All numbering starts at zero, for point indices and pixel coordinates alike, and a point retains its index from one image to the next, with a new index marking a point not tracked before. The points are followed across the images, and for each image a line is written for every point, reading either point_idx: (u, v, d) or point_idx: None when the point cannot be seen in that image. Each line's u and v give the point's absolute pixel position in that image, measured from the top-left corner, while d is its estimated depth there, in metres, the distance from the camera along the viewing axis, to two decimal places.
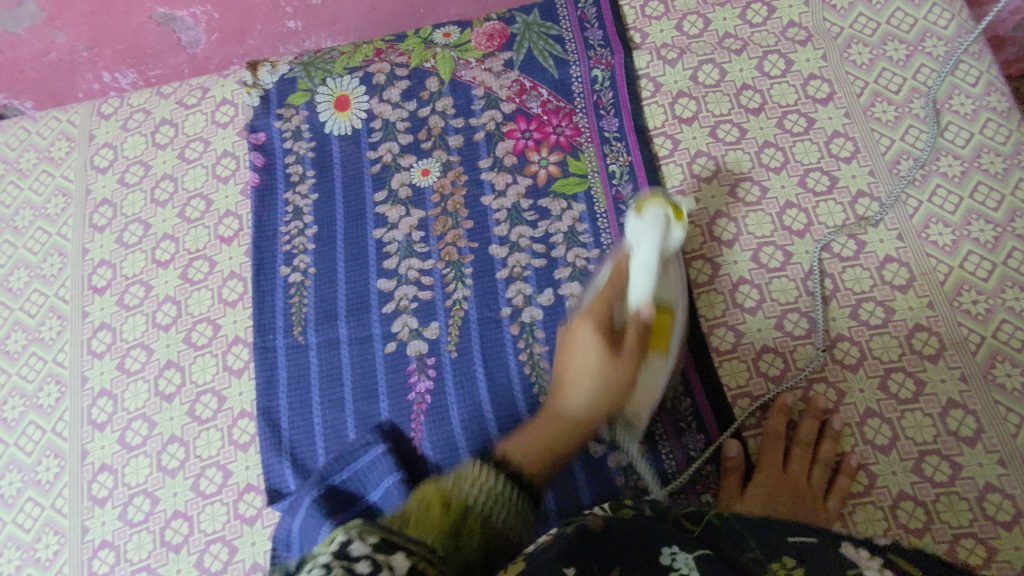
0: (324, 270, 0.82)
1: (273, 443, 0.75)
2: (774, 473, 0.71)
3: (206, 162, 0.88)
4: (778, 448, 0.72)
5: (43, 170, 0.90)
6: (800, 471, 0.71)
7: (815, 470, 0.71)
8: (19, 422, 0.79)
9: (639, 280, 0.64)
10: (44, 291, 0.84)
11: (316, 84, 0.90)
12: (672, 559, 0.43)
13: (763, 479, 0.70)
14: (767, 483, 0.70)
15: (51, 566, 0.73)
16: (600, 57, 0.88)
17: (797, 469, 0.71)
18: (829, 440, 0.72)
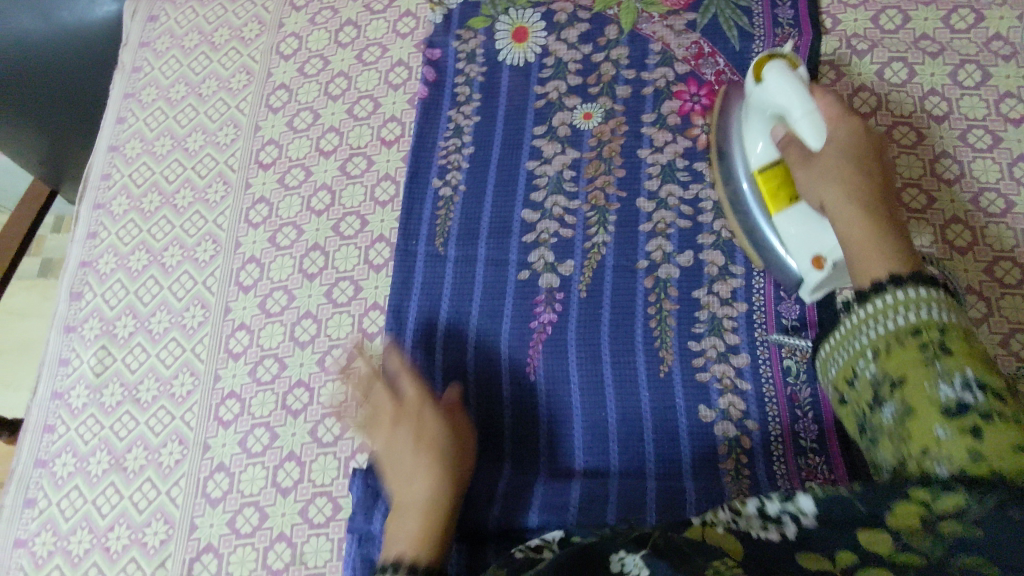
0: (473, 189, 0.85)
1: (397, 339, 0.79)
2: (841, 194, 0.63)
3: (381, 67, 0.92)
4: (839, 168, 0.64)
5: (233, 47, 0.96)
6: (843, 154, 0.65)
7: (872, 161, 0.65)
8: (176, 269, 0.86)
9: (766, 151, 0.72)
10: (216, 157, 0.90)
11: (498, 12, 0.91)
12: (621, 564, 0.47)
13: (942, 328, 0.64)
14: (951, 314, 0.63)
15: (184, 402, 0.79)
16: (786, 36, 0.85)
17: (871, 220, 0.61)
18: (834, 164, 0.64)
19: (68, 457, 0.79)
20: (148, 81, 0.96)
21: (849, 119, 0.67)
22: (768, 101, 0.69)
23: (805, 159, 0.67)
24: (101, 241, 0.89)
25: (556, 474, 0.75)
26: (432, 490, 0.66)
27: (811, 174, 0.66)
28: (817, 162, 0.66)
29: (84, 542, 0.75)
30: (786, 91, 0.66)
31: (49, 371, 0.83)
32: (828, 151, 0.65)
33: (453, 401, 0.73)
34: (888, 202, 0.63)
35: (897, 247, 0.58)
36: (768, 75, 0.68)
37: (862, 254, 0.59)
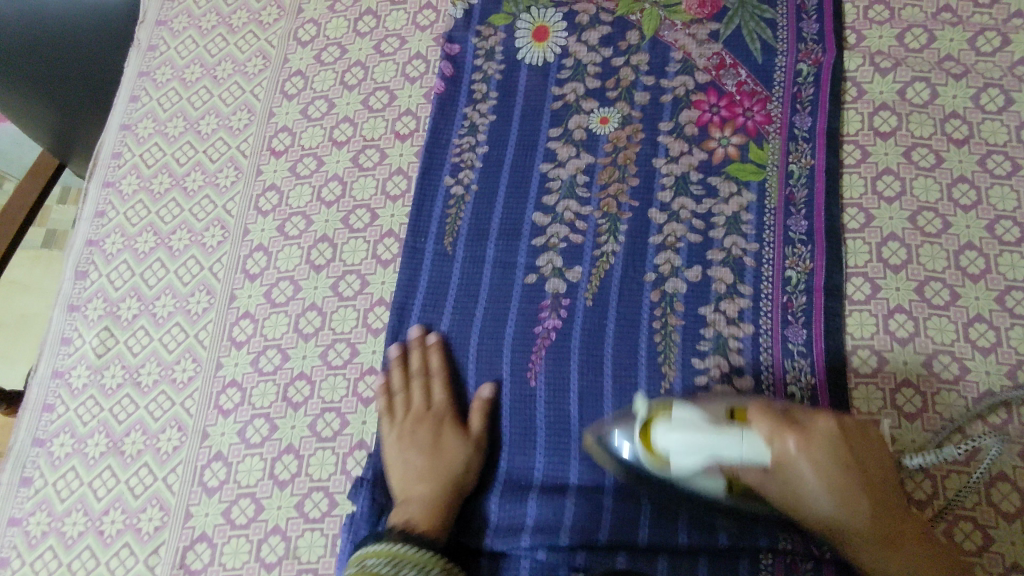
0: (485, 189, 0.84)
1: (400, 337, 0.78)
2: (830, 493, 0.60)
3: (398, 59, 0.91)
4: (817, 461, 0.59)
5: (250, 30, 0.95)
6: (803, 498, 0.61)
7: (855, 467, 0.60)
8: (182, 253, 0.85)
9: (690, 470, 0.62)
10: (228, 142, 0.90)
11: (520, 10, 0.90)
12: None
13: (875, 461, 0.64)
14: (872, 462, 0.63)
15: (185, 389, 0.79)
16: (810, 52, 0.84)
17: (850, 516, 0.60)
18: (794, 487, 0.60)
19: (66, 437, 0.78)
20: (164, 60, 0.96)
21: (795, 433, 0.60)
22: (681, 471, 0.62)
23: (784, 488, 0.61)
24: (109, 221, 0.88)
25: (550, 485, 0.73)
26: (432, 493, 0.70)
27: (779, 484, 0.61)
28: (776, 477, 0.60)
29: (78, 524, 0.75)
30: (697, 442, 0.60)
31: (50, 349, 0.83)
32: (805, 472, 0.59)
33: (480, 420, 0.75)
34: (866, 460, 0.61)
35: (871, 512, 0.60)
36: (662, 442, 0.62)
37: (847, 504, 0.60)
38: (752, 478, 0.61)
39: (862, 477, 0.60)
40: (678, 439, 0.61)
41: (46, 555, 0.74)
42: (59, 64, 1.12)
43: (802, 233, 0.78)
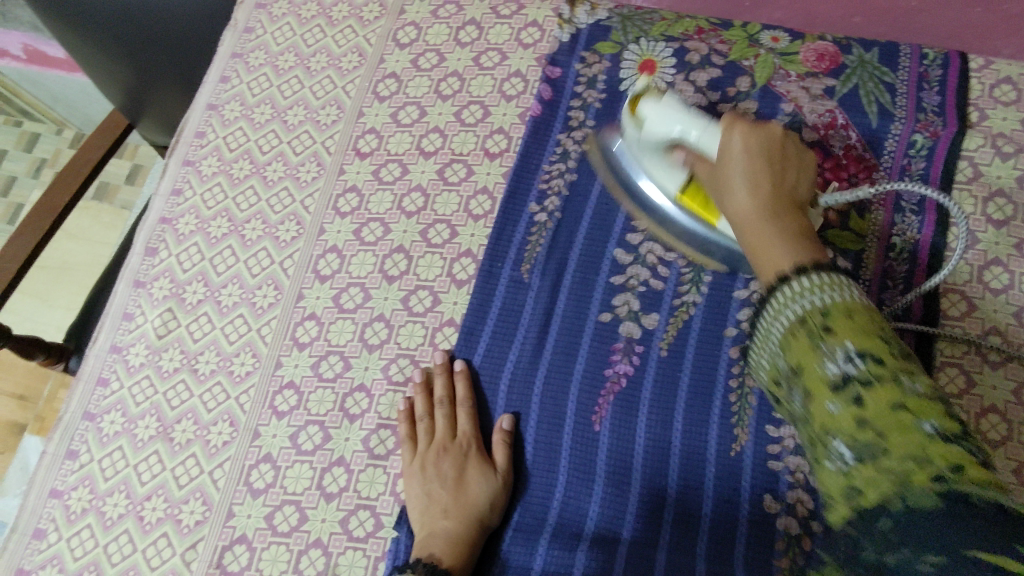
0: (570, 219, 0.81)
1: (465, 361, 0.76)
2: (751, 199, 0.59)
3: (497, 75, 0.89)
4: (750, 153, 0.61)
5: (350, 25, 0.94)
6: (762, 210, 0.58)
7: (785, 162, 0.61)
8: (255, 243, 0.84)
9: (676, 129, 0.68)
10: (314, 135, 0.89)
11: (628, 40, 0.88)
12: None
13: (789, 186, 0.60)
14: (790, 173, 0.61)
15: (241, 383, 0.77)
16: (929, 123, 0.80)
17: (764, 199, 0.59)
18: (747, 181, 0.60)
19: (117, 415, 0.78)
20: (259, 44, 0.95)
21: (738, 129, 0.63)
22: (649, 140, 0.71)
23: (719, 189, 0.64)
24: (185, 199, 0.88)
25: (602, 537, 0.69)
26: (457, 530, 0.67)
27: (722, 188, 0.63)
28: (719, 173, 0.64)
29: (119, 506, 0.74)
30: (665, 117, 0.69)
31: (112, 323, 0.82)
32: (736, 165, 0.61)
33: (503, 453, 0.71)
34: (786, 202, 0.59)
35: (803, 241, 0.54)
36: (646, 107, 0.71)
37: (753, 220, 0.58)
38: (705, 172, 0.67)
39: (782, 193, 0.60)
40: (646, 173, 0.76)
41: (83, 534, 0.73)
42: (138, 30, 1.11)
43: (897, 309, 0.74)
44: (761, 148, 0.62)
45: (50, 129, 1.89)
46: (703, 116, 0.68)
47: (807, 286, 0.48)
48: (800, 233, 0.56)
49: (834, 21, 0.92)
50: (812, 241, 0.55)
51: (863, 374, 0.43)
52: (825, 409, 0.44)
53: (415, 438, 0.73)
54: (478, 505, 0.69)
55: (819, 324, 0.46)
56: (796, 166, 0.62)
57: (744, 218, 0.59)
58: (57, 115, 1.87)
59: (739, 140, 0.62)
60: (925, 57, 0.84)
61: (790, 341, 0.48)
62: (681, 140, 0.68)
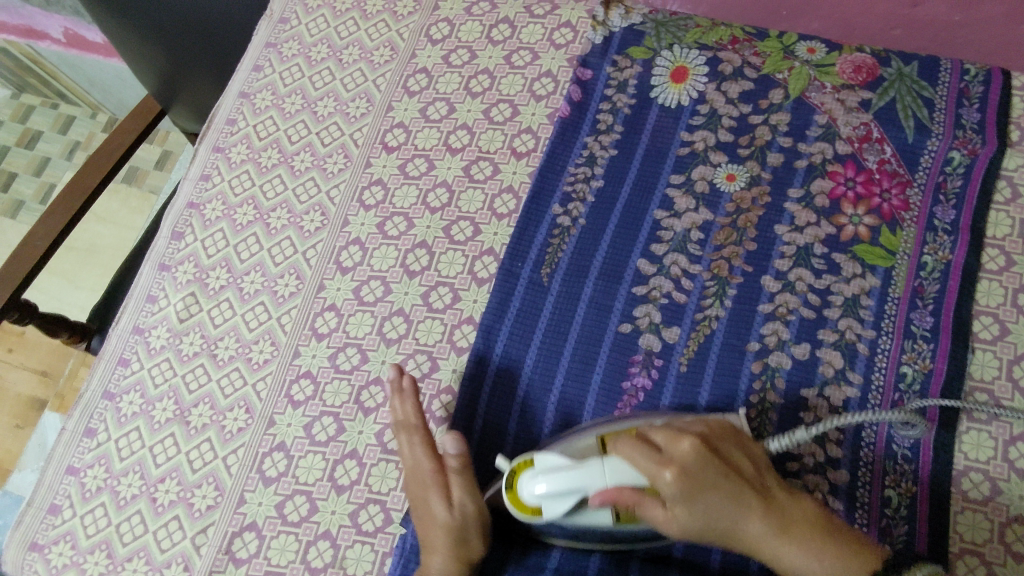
0: (593, 224, 0.80)
1: (481, 361, 0.75)
2: (695, 517, 0.58)
3: (527, 74, 0.88)
4: (688, 480, 0.57)
5: (383, 19, 0.95)
6: (708, 528, 0.58)
7: (734, 474, 0.59)
8: (279, 232, 0.84)
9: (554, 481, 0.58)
10: (342, 128, 0.89)
11: (662, 46, 0.87)
12: None
13: (741, 509, 0.58)
14: (738, 488, 0.58)
15: (259, 370, 0.78)
16: (967, 141, 0.78)
17: (749, 517, 0.58)
18: (704, 513, 0.58)
19: (136, 396, 0.78)
20: (293, 34, 0.96)
21: (670, 467, 0.57)
22: (553, 511, 0.60)
23: (659, 514, 0.58)
24: (212, 186, 0.88)
25: (613, 548, 0.67)
26: (431, 562, 0.63)
27: (658, 515, 0.58)
28: (649, 505, 0.58)
29: (133, 486, 0.74)
30: (563, 480, 0.58)
31: (135, 304, 0.83)
32: (685, 499, 0.57)
33: (455, 476, 0.65)
34: (752, 471, 0.60)
35: (835, 547, 0.57)
36: (536, 484, 0.59)
37: (731, 523, 0.58)
38: (638, 507, 0.58)
39: (749, 480, 0.59)
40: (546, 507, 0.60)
41: (97, 512, 0.74)
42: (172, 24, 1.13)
43: (926, 329, 0.72)
44: (701, 451, 0.59)
45: (84, 113, 1.94)
46: (594, 458, 0.58)
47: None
48: (819, 519, 0.58)
49: (873, 35, 0.90)
50: (837, 544, 0.57)
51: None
52: None
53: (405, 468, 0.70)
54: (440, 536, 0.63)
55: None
56: (733, 454, 0.60)
57: (692, 532, 0.59)
58: (93, 99, 1.93)
59: (687, 450, 0.59)
60: (966, 73, 0.82)
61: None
62: (578, 492, 0.58)
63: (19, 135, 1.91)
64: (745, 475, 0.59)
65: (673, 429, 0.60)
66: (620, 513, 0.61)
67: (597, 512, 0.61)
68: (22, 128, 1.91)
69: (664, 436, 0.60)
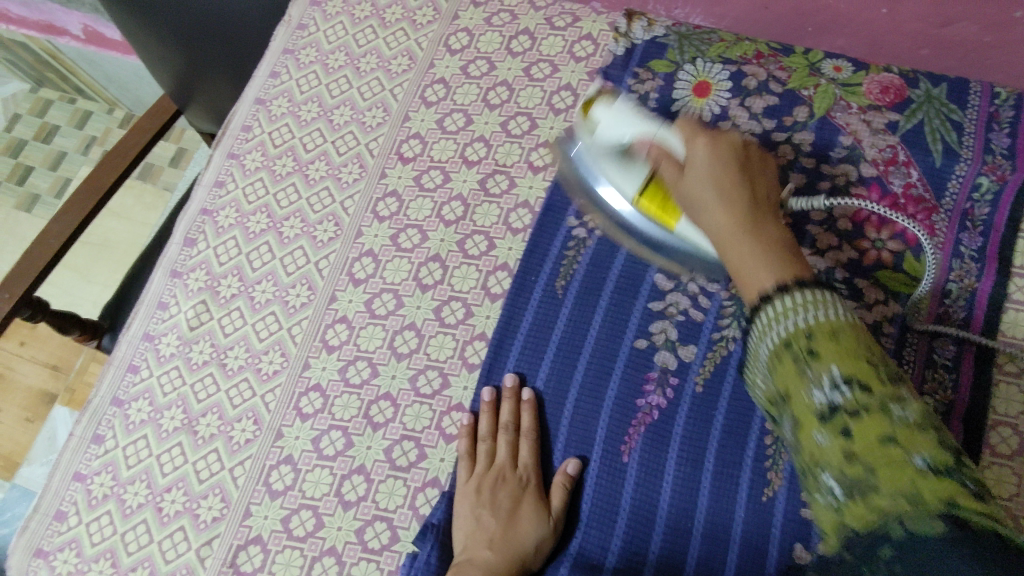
0: (609, 238, 0.78)
1: (492, 377, 0.74)
2: (715, 168, 0.61)
3: (546, 87, 0.87)
4: (715, 154, 0.62)
5: (402, 28, 0.94)
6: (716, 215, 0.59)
7: (753, 183, 0.60)
8: (292, 241, 0.83)
9: (622, 127, 0.73)
10: (358, 137, 0.88)
11: (684, 60, 0.86)
12: None
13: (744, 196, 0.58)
14: (708, 176, 0.61)
15: (268, 381, 0.77)
16: (996, 167, 0.76)
17: (737, 209, 0.57)
18: (710, 176, 0.60)
19: (144, 403, 0.78)
20: (311, 41, 0.95)
21: (703, 137, 0.64)
22: (603, 146, 0.74)
23: (685, 203, 0.64)
24: (226, 192, 0.88)
25: (624, 571, 0.67)
26: (497, 562, 0.64)
27: (687, 193, 0.63)
28: (682, 184, 0.64)
29: (139, 495, 0.74)
30: (619, 125, 0.73)
31: (147, 311, 0.83)
32: (697, 170, 0.62)
33: (562, 497, 0.68)
34: (756, 210, 0.57)
35: (778, 255, 0.52)
36: (600, 113, 0.74)
37: (730, 241, 0.56)
38: (670, 174, 0.66)
39: (751, 199, 0.58)
40: (606, 177, 0.76)
41: (102, 520, 0.73)
42: (189, 22, 1.12)
43: (948, 360, 0.70)
44: (737, 152, 0.63)
45: (101, 108, 1.94)
46: (653, 123, 0.71)
47: (789, 306, 0.46)
48: (784, 238, 0.54)
49: (901, 53, 0.88)
50: (780, 251, 0.52)
51: (850, 403, 0.41)
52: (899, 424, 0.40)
53: (476, 457, 0.71)
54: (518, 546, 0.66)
55: (805, 330, 0.44)
56: (761, 175, 0.62)
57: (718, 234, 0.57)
58: (109, 95, 1.92)
59: (705, 150, 0.63)
60: (996, 97, 0.80)
61: (779, 371, 0.46)
62: (643, 130, 0.71)
63: (36, 128, 1.92)
64: (764, 197, 0.59)
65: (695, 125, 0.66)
66: (645, 190, 0.72)
67: (636, 172, 0.72)
68: (39, 122, 1.93)
69: (720, 131, 0.65)
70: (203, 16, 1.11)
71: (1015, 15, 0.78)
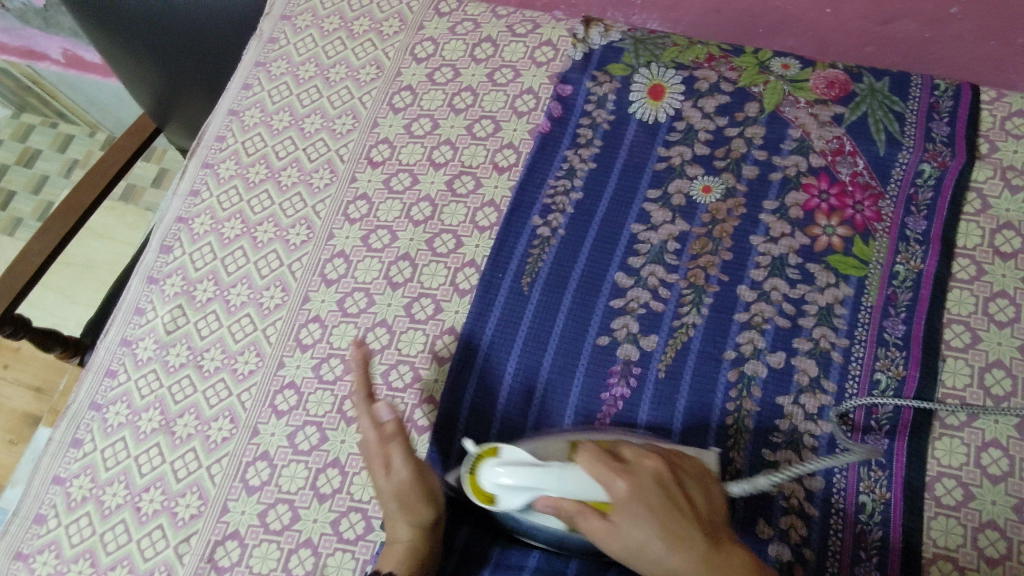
0: (571, 236, 0.81)
1: (462, 369, 0.76)
2: (666, 548, 0.54)
3: (509, 92, 0.91)
4: (644, 504, 0.56)
5: (370, 39, 0.97)
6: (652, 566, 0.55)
7: (687, 517, 0.56)
8: (266, 246, 0.86)
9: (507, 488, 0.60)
10: (328, 144, 0.91)
11: (640, 63, 0.90)
12: None
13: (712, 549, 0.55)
14: (641, 509, 0.56)
15: (243, 381, 0.79)
16: (937, 154, 0.80)
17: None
18: (651, 551, 0.55)
19: (122, 406, 0.80)
20: (281, 54, 0.98)
21: (624, 476, 0.57)
22: (506, 500, 0.61)
23: (624, 554, 0.56)
24: (201, 201, 0.90)
25: (593, 553, 0.68)
26: (413, 539, 0.64)
27: (622, 549, 0.56)
28: (605, 541, 0.57)
29: (118, 496, 0.75)
30: (526, 475, 0.59)
31: (123, 317, 0.85)
32: (630, 528, 0.55)
33: (399, 450, 0.64)
34: (720, 551, 0.55)
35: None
36: (494, 469, 0.61)
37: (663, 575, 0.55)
38: (591, 528, 0.57)
39: (704, 531, 0.56)
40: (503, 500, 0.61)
41: (82, 521, 0.75)
42: (163, 44, 1.16)
43: (898, 338, 0.73)
44: (665, 477, 0.59)
45: (83, 131, 1.97)
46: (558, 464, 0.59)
47: None
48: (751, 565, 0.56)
49: (848, 51, 0.93)
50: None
51: None
52: None
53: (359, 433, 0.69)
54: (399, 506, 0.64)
55: None
56: (690, 484, 0.60)
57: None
58: (90, 118, 1.94)
59: (653, 467, 0.59)
60: (936, 88, 0.84)
61: None
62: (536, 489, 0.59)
63: (17, 153, 1.94)
64: (703, 523, 0.57)
65: (643, 456, 0.60)
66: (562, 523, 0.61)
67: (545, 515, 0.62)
68: (20, 147, 1.95)
69: (628, 457, 0.59)
70: (176, 37, 1.14)
71: (951, 11, 0.82)
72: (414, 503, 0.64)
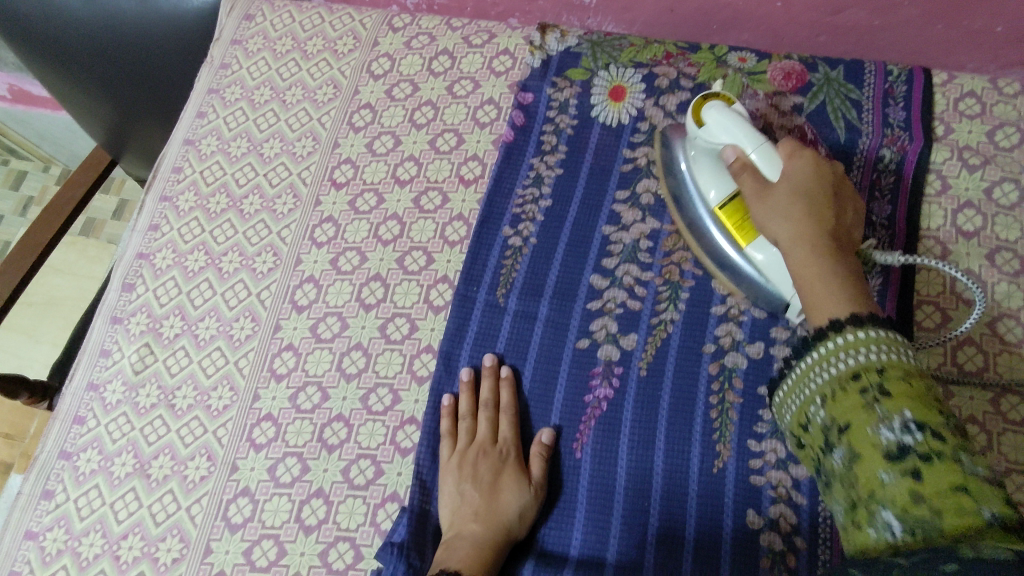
0: (543, 244, 0.81)
1: (443, 387, 0.76)
2: (800, 174, 0.66)
3: (470, 103, 0.90)
4: (802, 182, 0.65)
5: (324, 58, 0.96)
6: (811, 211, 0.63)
7: (833, 224, 0.63)
8: (232, 276, 0.84)
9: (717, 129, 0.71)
10: (290, 167, 0.89)
11: (598, 66, 0.90)
12: None
13: (841, 250, 0.62)
14: (785, 189, 0.65)
15: (218, 417, 0.77)
16: (896, 138, 0.81)
17: (812, 237, 0.62)
18: (795, 197, 0.64)
19: (93, 453, 0.77)
20: (235, 79, 0.97)
21: (808, 152, 0.68)
22: (709, 143, 0.73)
23: (757, 213, 0.66)
24: (161, 235, 0.88)
25: (587, 561, 0.68)
26: (484, 533, 0.66)
27: (763, 212, 0.65)
28: (756, 199, 0.66)
29: (95, 546, 0.73)
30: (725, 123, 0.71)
31: (88, 360, 0.82)
32: (789, 183, 0.65)
33: (540, 466, 0.70)
34: (846, 263, 0.61)
35: (849, 292, 0.57)
36: (710, 115, 0.72)
37: (794, 256, 0.62)
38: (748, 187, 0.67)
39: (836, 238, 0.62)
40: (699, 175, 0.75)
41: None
42: (111, 74, 1.13)
43: None
44: (829, 181, 0.66)
45: (37, 167, 1.91)
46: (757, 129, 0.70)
47: (854, 342, 0.53)
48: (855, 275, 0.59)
49: (801, 42, 0.94)
50: (853, 285, 0.58)
51: (919, 445, 0.46)
52: (877, 475, 0.48)
53: (457, 435, 0.73)
54: (504, 506, 0.68)
55: (874, 366, 0.51)
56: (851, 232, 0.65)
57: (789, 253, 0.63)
58: (43, 154, 1.89)
59: (834, 171, 0.67)
60: (889, 74, 0.85)
61: (841, 405, 0.52)
62: (739, 144, 0.69)
63: None
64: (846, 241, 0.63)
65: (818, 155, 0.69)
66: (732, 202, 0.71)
67: (725, 180, 0.72)
68: None
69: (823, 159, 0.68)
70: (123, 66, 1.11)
71: None
72: (513, 514, 0.68)
